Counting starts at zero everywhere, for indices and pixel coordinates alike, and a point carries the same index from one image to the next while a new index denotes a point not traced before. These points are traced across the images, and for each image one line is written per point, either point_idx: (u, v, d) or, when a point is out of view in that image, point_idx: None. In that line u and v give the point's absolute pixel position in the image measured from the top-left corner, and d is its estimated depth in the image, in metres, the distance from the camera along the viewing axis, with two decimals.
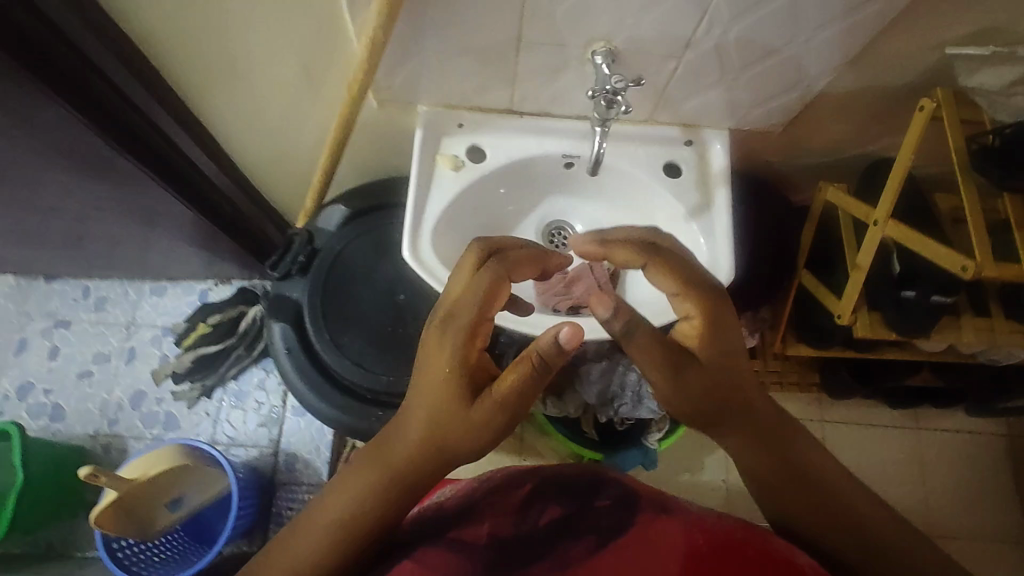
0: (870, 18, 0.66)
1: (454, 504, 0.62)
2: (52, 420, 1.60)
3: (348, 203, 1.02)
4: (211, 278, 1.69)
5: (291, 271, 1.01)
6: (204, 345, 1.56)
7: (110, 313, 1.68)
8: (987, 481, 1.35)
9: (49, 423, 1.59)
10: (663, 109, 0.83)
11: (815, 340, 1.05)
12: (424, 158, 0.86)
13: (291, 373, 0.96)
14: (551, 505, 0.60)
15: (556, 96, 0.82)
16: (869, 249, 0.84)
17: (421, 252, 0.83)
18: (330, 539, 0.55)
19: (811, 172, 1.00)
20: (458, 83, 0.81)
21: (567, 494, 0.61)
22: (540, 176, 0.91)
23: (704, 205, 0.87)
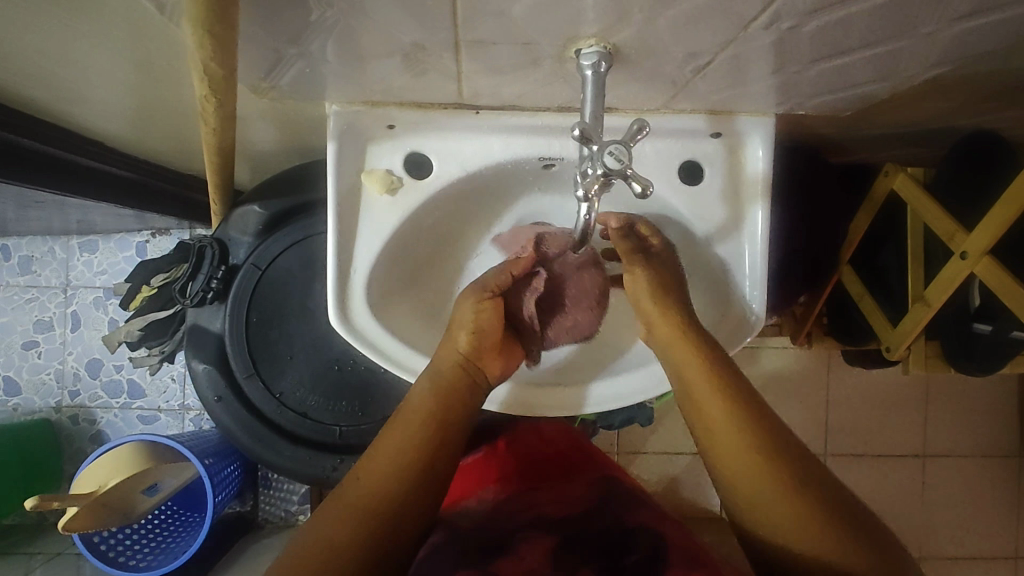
0: (1015, 9, 0.41)
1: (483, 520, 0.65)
2: (5, 395, 1.27)
3: (265, 204, 0.78)
4: (146, 228, 1.23)
5: (204, 300, 0.78)
6: (152, 312, 0.99)
7: (39, 275, 1.26)
8: (1001, 425, 1.26)
9: (2, 399, 1.27)
10: (684, 96, 0.57)
11: (848, 340, 0.89)
12: (343, 183, 0.61)
13: (227, 424, 0.79)
14: (584, 566, 0.56)
15: (526, 90, 0.55)
16: (946, 284, 0.68)
17: (354, 318, 0.63)
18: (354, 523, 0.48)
19: (872, 140, 0.76)
20: (380, 80, 0.54)
21: (596, 556, 0.58)
22: (508, 180, 0.67)
23: (733, 223, 0.64)
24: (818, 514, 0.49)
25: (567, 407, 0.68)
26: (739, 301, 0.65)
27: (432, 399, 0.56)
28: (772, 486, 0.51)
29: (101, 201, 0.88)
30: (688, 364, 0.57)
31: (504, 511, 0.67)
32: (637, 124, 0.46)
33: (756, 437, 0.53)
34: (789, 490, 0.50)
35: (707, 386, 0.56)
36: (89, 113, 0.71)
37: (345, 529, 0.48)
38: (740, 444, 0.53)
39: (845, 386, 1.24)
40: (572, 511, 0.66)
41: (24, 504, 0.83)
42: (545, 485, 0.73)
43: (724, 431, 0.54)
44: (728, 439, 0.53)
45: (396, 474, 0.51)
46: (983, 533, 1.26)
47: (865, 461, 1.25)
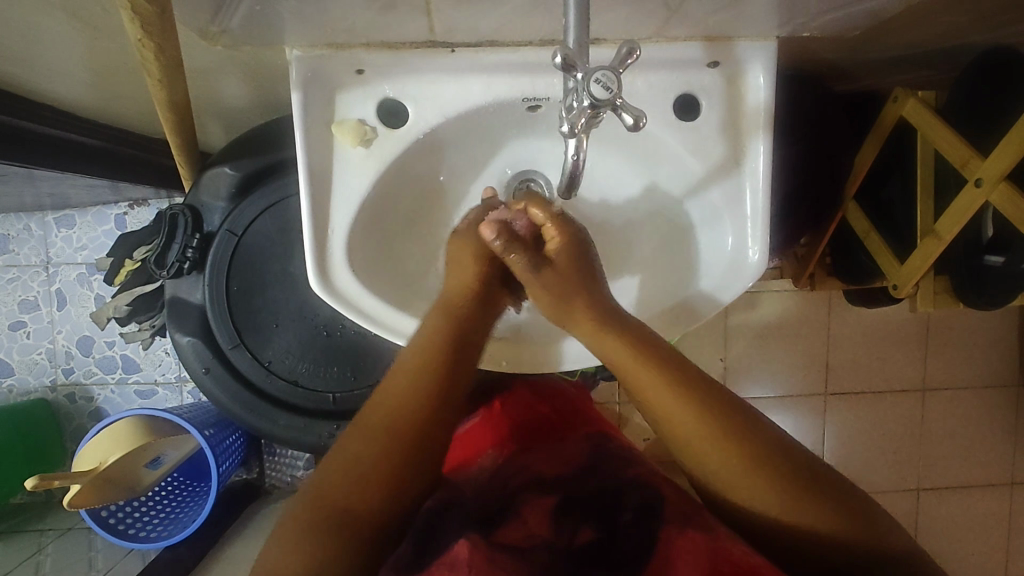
0: None
1: (495, 479, 0.63)
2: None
3: (236, 165, 0.73)
4: (122, 199, 1.18)
5: (181, 270, 0.75)
6: (138, 286, 0.94)
7: (18, 253, 1.20)
8: (1001, 357, 1.25)
9: None
10: (678, 21, 0.52)
11: (852, 279, 0.86)
12: (312, 137, 0.57)
13: (220, 396, 0.77)
14: (584, 525, 0.53)
15: (504, 21, 0.50)
16: (960, 214, 0.65)
17: (338, 283, 0.59)
18: (362, 486, 0.47)
19: (880, 63, 0.71)
20: (341, 17, 0.49)
21: (593, 515, 0.54)
22: (492, 123, 0.62)
23: (733, 159, 0.60)
24: (794, 494, 0.47)
25: (538, 364, 0.65)
26: (741, 243, 0.61)
27: (438, 338, 0.53)
28: (735, 473, 0.48)
29: (67, 171, 0.82)
30: (619, 353, 0.52)
31: (504, 473, 0.63)
32: (627, 47, 0.41)
33: (688, 405, 0.49)
34: (742, 463, 0.48)
35: (645, 374, 0.51)
36: (39, 72, 0.66)
37: (357, 490, 0.47)
38: (695, 431, 0.49)
39: (846, 325, 1.23)
40: (568, 470, 0.63)
41: (24, 484, 0.80)
42: (543, 442, 0.70)
43: (669, 411, 0.50)
44: (659, 400, 0.50)
45: (405, 430, 0.49)
46: (979, 462, 1.27)
47: (865, 398, 1.24)
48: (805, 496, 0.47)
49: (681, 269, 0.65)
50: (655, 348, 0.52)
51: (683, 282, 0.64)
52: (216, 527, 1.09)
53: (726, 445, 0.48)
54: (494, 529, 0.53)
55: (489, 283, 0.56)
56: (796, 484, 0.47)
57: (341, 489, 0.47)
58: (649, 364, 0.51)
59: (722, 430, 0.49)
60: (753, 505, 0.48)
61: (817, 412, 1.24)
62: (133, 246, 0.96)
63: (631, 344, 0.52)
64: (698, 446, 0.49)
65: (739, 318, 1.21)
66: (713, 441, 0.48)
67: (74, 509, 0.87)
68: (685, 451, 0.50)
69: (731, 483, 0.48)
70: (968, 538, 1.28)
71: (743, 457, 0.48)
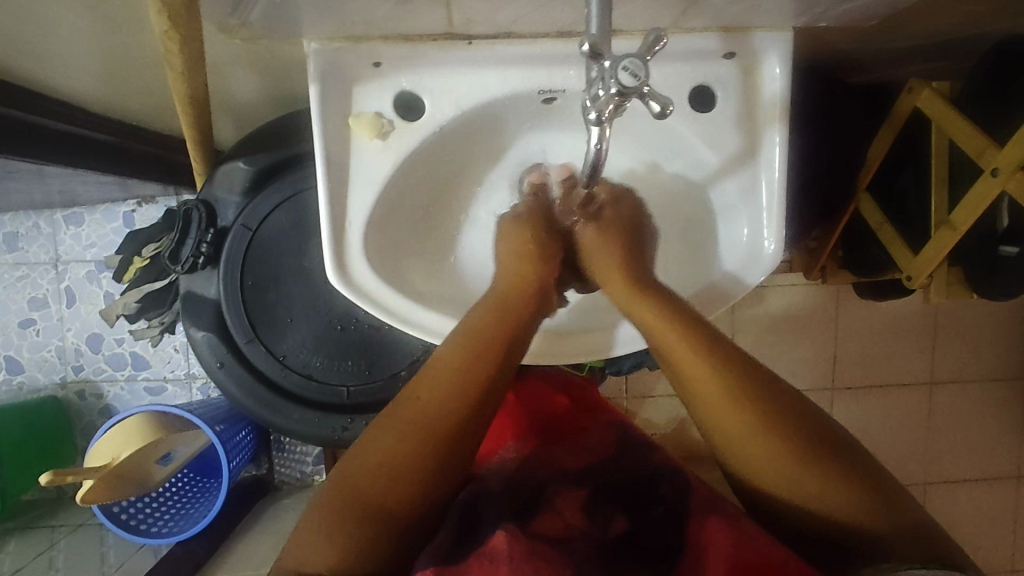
0: None
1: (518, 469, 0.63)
2: (10, 374, 1.25)
3: (250, 159, 0.73)
4: (131, 196, 1.18)
5: (196, 265, 0.75)
6: (149, 283, 0.95)
7: (27, 251, 1.21)
8: (1009, 350, 1.25)
9: (7, 378, 1.24)
10: (695, 12, 0.52)
11: (863, 271, 0.86)
12: (329, 130, 0.57)
13: (234, 391, 0.78)
14: (617, 516, 0.53)
15: (521, 12, 0.51)
16: (976, 205, 0.65)
17: (355, 276, 0.60)
18: (391, 469, 0.47)
19: (892, 54, 0.71)
20: (360, 10, 0.49)
21: (622, 503, 0.55)
22: (507, 116, 0.63)
23: (749, 150, 0.60)
24: (822, 474, 0.47)
25: (592, 351, 0.65)
26: (757, 234, 0.61)
27: (490, 325, 0.54)
28: (764, 447, 0.48)
29: (79, 167, 0.82)
30: (657, 329, 0.54)
31: (528, 465, 0.63)
32: (654, 34, 0.41)
33: (723, 377, 0.50)
34: (772, 438, 0.48)
35: (679, 346, 0.52)
36: (54, 67, 0.66)
37: (386, 475, 0.47)
38: (727, 407, 0.50)
39: (854, 319, 1.23)
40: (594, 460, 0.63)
41: (38, 479, 0.81)
42: (564, 436, 0.70)
43: (701, 385, 0.51)
44: (693, 370, 0.52)
45: (446, 408, 0.50)
46: (987, 455, 1.27)
47: (873, 392, 1.24)
48: (833, 476, 0.47)
49: (702, 256, 0.65)
50: (695, 324, 0.53)
51: (701, 272, 0.64)
52: (227, 522, 1.09)
53: (758, 419, 0.49)
54: (530, 518, 0.53)
55: (541, 279, 0.58)
56: (842, 476, 0.47)
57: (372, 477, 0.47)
58: (685, 342, 0.52)
59: (754, 405, 0.49)
60: (779, 487, 0.48)
61: (825, 406, 1.24)
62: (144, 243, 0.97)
63: (671, 321, 0.53)
64: (727, 419, 0.50)
65: (746, 313, 1.21)
66: (743, 414, 0.49)
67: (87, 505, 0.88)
68: (714, 424, 0.51)
69: (758, 460, 0.49)
70: (976, 531, 1.28)
71: (772, 433, 0.48)
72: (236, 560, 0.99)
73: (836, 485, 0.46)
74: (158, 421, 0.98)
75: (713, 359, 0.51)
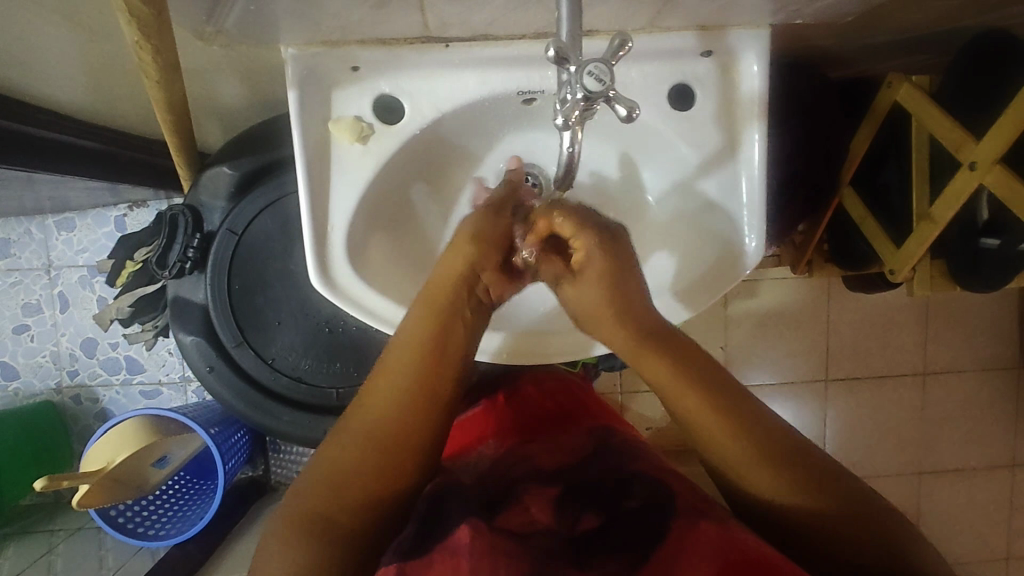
0: None
1: (491, 466, 0.64)
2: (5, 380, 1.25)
3: (235, 164, 0.74)
4: (122, 201, 1.18)
5: (183, 270, 0.75)
6: (140, 287, 0.95)
7: (19, 257, 1.21)
8: (1001, 338, 1.26)
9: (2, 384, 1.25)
10: (670, 11, 0.52)
11: (849, 265, 0.87)
12: (310, 135, 0.57)
13: (223, 394, 0.78)
14: (586, 513, 0.53)
15: (496, 15, 0.51)
16: (955, 198, 0.66)
17: (338, 280, 0.60)
18: (339, 490, 0.47)
19: (873, 48, 0.71)
20: (336, 15, 0.49)
21: (596, 500, 0.55)
22: (487, 117, 0.63)
23: (728, 148, 0.60)
24: (803, 489, 0.47)
25: (575, 350, 0.67)
26: (737, 230, 0.61)
27: (424, 331, 0.52)
28: (744, 460, 0.49)
29: (67, 173, 0.82)
30: (630, 345, 0.52)
31: (506, 463, 0.63)
32: (619, 39, 0.41)
33: (703, 390, 0.50)
34: (754, 450, 0.48)
35: (656, 358, 0.52)
36: (38, 75, 0.66)
37: (332, 493, 0.47)
38: (708, 418, 0.50)
39: (846, 311, 1.23)
40: (570, 459, 0.63)
41: (34, 483, 0.81)
42: (544, 431, 0.70)
43: (682, 399, 0.51)
44: (672, 384, 0.51)
45: (389, 421, 0.50)
46: (980, 444, 1.28)
47: (865, 383, 1.25)
48: (815, 490, 0.47)
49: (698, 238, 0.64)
50: (675, 339, 0.52)
51: (698, 255, 0.64)
52: (224, 524, 1.10)
53: (739, 433, 0.49)
54: (498, 512, 0.54)
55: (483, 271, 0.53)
56: (819, 489, 0.47)
57: (322, 493, 0.47)
58: (663, 359, 0.51)
59: (734, 419, 0.49)
60: (766, 496, 0.48)
61: (817, 398, 1.24)
62: (136, 248, 0.97)
63: (642, 337, 0.51)
64: (707, 430, 0.50)
65: (738, 307, 1.21)
66: (727, 429, 0.49)
67: (84, 507, 0.88)
68: (692, 431, 0.51)
69: (737, 471, 0.49)
70: (969, 520, 1.29)
71: (757, 448, 0.48)
72: (232, 561, 1.00)
73: (815, 500, 0.46)
74: (154, 425, 0.99)
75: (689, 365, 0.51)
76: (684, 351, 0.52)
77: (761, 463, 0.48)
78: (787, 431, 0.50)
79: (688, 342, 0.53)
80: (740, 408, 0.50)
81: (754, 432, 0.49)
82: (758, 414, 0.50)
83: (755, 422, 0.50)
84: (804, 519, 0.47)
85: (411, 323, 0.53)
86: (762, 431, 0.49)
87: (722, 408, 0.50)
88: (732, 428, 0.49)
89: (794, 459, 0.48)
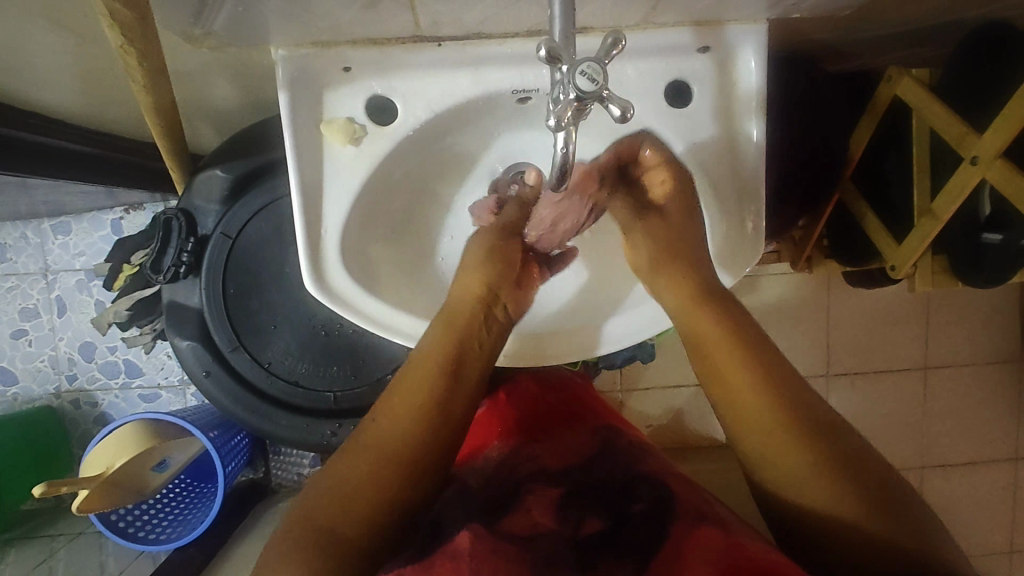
0: None
1: (500, 469, 0.63)
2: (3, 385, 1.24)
3: (228, 167, 0.73)
4: (118, 204, 1.18)
5: (177, 275, 0.74)
6: (138, 290, 0.94)
7: (15, 262, 1.20)
8: (1003, 332, 1.25)
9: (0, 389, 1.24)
10: (667, 7, 0.51)
11: (850, 261, 0.86)
12: (301, 137, 0.56)
13: (221, 399, 0.77)
14: (590, 517, 0.53)
15: (490, 13, 0.50)
16: (957, 193, 0.65)
17: (333, 284, 0.59)
18: (367, 471, 0.46)
19: (872, 42, 0.70)
20: (326, 16, 0.48)
21: (601, 505, 0.55)
22: (481, 117, 0.62)
23: (726, 145, 0.60)
24: (848, 489, 0.46)
25: (577, 350, 0.66)
26: (735, 229, 0.61)
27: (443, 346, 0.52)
28: (789, 449, 0.48)
29: (60, 178, 0.82)
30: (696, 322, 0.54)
31: (509, 465, 0.63)
32: (612, 38, 0.40)
33: (754, 369, 0.51)
34: (799, 438, 0.48)
35: (712, 328, 0.53)
36: (28, 80, 0.65)
37: (360, 477, 0.46)
38: (753, 399, 0.50)
39: (848, 305, 1.22)
40: (574, 461, 0.63)
41: (33, 490, 0.81)
42: (546, 431, 0.70)
43: (733, 376, 0.51)
44: (726, 359, 0.52)
45: (414, 415, 0.49)
46: (983, 438, 1.27)
47: (867, 378, 1.24)
48: (859, 491, 0.45)
49: None
50: (734, 316, 0.54)
51: None
52: (224, 527, 1.10)
53: (790, 417, 0.49)
54: (499, 518, 0.54)
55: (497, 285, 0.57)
56: (862, 491, 0.45)
57: (350, 476, 0.46)
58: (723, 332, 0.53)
59: (786, 402, 0.49)
60: (806, 491, 0.47)
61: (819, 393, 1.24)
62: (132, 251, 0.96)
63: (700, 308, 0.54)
64: (750, 411, 0.50)
65: (739, 303, 1.20)
66: (777, 409, 0.49)
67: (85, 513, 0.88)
68: (733, 413, 0.51)
69: (780, 459, 0.48)
70: (972, 514, 1.28)
71: (807, 435, 0.48)
72: (234, 565, 1.00)
73: (859, 502, 0.45)
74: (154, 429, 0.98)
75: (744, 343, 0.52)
76: (744, 331, 0.53)
77: (807, 452, 0.47)
78: (840, 430, 0.49)
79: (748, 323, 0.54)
80: (796, 392, 0.50)
81: (806, 420, 0.49)
82: (811, 404, 0.50)
83: (807, 410, 0.49)
84: (846, 520, 0.45)
85: (431, 338, 0.54)
86: (812, 421, 0.49)
87: (775, 388, 0.50)
88: (782, 409, 0.49)
89: (843, 456, 0.47)
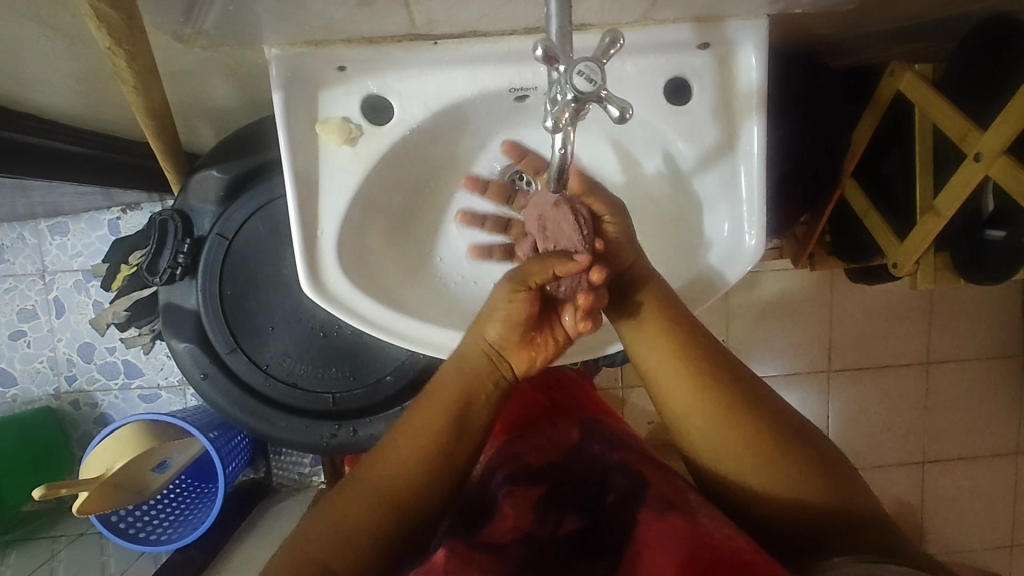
0: None
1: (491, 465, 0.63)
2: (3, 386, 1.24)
3: (223, 167, 0.72)
4: (115, 204, 1.17)
5: (174, 277, 0.74)
6: (136, 291, 0.94)
7: (13, 262, 1.19)
8: (1005, 327, 1.25)
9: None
10: (665, 3, 0.51)
11: (853, 257, 0.85)
12: (296, 138, 0.56)
13: (217, 400, 0.77)
14: (568, 515, 0.53)
15: (485, 10, 0.49)
16: (959, 190, 0.64)
17: (329, 285, 0.59)
18: (366, 507, 0.49)
19: (875, 36, 0.69)
20: (319, 15, 0.48)
21: (579, 505, 0.55)
22: (479, 116, 0.61)
23: (726, 143, 0.59)
24: (793, 470, 0.50)
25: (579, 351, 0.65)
26: (736, 228, 0.60)
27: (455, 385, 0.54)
28: (735, 444, 0.52)
29: (55, 178, 0.81)
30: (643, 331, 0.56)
31: (496, 463, 0.63)
32: (609, 36, 0.39)
33: (698, 371, 0.54)
34: (744, 433, 0.52)
35: (658, 333, 0.56)
36: (20, 80, 0.65)
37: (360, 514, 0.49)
38: (699, 399, 0.53)
39: (849, 301, 1.22)
40: (555, 454, 0.63)
41: (33, 492, 0.80)
42: (540, 427, 0.69)
43: (677, 381, 0.55)
44: (669, 368, 0.55)
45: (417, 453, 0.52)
46: (985, 432, 1.27)
47: (868, 373, 1.24)
48: (803, 471, 0.50)
49: (693, 237, 0.63)
50: (679, 318, 0.56)
51: (692, 257, 0.63)
52: (225, 527, 1.10)
53: (735, 413, 0.52)
54: (482, 526, 0.53)
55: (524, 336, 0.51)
56: (806, 470, 0.50)
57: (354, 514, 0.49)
58: (668, 338, 0.55)
59: (732, 400, 0.53)
60: (753, 480, 0.51)
61: (821, 388, 1.23)
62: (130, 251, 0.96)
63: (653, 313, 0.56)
64: (695, 412, 0.53)
65: (740, 299, 1.20)
66: (722, 408, 0.53)
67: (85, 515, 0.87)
68: (682, 415, 0.55)
69: (728, 456, 0.52)
70: (973, 508, 1.28)
71: (751, 428, 0.52)
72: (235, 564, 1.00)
73: (803, 480, 0.50)
74: (153, 429, 0.98)
75: (688, 347, 0.55)
76: (687, 333, 0.56)
77: (752, 444, 0.51)
78: (781, 413, 0.54)
79: (694, 326, 0.57)
80: (738, 389, 0.53)
81: (749, 414, 0.52)
82: (755, 395, 0.54)
83: (750, 405, 0.53)
84: (790, 499, 0.50)
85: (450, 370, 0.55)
86: (754, 414, 0.52)
87: (719, 389, 0.53)
88: (726, 409, 0.52)
89: (785, 440, 0.51)
